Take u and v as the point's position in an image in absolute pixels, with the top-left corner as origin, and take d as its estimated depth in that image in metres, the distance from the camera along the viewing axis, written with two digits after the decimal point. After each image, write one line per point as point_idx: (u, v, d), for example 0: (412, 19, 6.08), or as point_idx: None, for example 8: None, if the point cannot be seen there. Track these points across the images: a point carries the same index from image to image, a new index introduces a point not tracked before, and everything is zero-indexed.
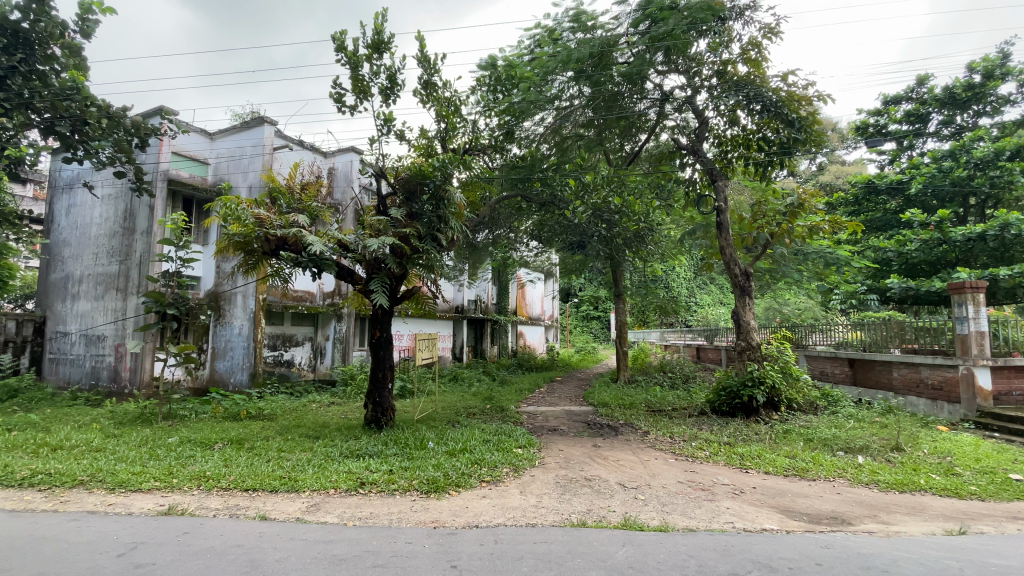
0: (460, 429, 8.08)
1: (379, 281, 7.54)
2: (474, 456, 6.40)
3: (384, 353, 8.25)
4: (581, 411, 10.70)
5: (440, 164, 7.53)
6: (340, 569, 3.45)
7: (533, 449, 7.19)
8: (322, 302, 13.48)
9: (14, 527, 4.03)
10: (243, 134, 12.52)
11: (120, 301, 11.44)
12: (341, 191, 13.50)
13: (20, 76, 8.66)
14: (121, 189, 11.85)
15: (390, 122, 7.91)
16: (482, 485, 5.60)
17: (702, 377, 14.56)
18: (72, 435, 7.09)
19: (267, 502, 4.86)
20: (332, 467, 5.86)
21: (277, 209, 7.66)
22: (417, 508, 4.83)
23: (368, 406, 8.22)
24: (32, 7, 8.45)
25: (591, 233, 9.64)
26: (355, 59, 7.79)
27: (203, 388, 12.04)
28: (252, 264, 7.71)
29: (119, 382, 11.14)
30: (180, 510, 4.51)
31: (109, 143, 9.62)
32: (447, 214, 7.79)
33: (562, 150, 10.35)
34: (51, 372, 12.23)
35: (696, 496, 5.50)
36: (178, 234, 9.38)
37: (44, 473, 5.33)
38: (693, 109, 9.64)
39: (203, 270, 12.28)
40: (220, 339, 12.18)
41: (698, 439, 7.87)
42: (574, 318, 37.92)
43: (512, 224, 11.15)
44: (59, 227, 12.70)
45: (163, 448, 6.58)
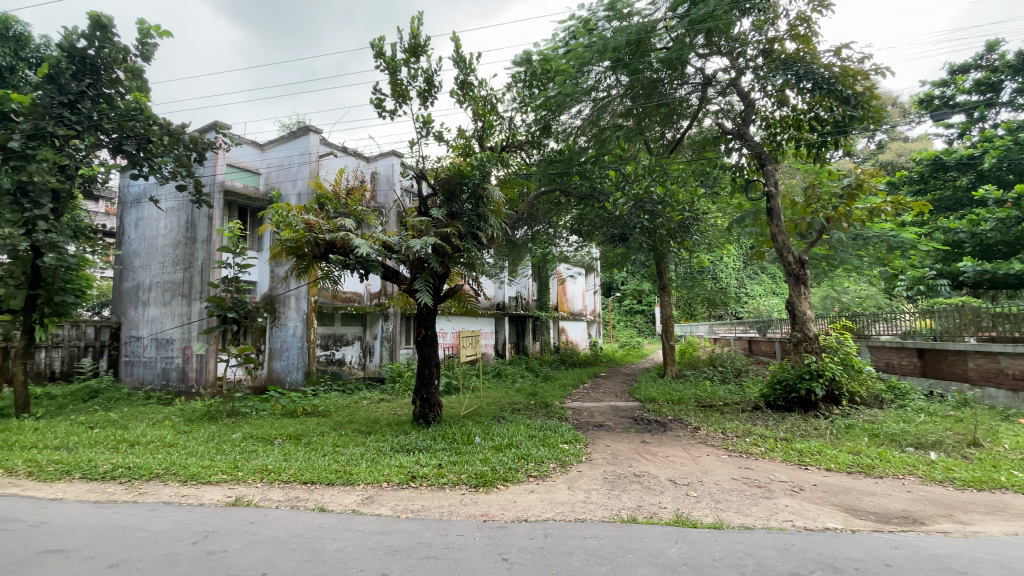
0: (505, 424, 8.15)
1: (422, 281, 7.70)
2: (520, 451, 6.43)
3: (429, 351, 8.42)
4: (627, 407, 10.54)
5: (479, 163, 7.65)
6: (395, 560, 3.54)
7: (579, 445, 7.15)
8: (369, 302, 13.89)
9: (101, 516, 4.39)
10: (290, 144, 13.05)
11: (185, 305, 12.20)
12: (384, 194, 13.86)
13: (89, 100, 9.35)
14: (183, 202, 12.62)
15: (428, 124, 8.05)
16: (530, 479, 5.63)
17: (756, 371, 14.01)
18: (148, 432, 7.64)
19: (324, 494, 5.07)
20: (384, 461, 6.05)
21: (325, 215, 7.96)
22: (467, 501, 4.91)
23: (416, 402, 8.41)
24: (97, 35, 9.12)
25: (634, 224, 9.45)
26: (393, 64, 7.96)
27: (263, 386, 12.66)
28: (304, 268, 8.05)
29: (187, 382, 11.90)
30: (245, 501, 4.78)
31: (171, 159, 10.33)
32: (487, 212, 7.88)
33: (601, 141, 10.08)
34: (126, 373, 13.16)
35: (752, 493, 5.31)
36: (234, 242, 9.91)
37: (124, 467, 5.77)
38: (738, 91, 9.28)
39: (259, 275, 12.91)
40: (276, 340, 12.76)
41: (752, 435, 7.57)
42: (617, 313, 37.44)
43: (551, 219, 11.08)
44: (130, 239, 13.67)
45: (227, 443, 6.98)
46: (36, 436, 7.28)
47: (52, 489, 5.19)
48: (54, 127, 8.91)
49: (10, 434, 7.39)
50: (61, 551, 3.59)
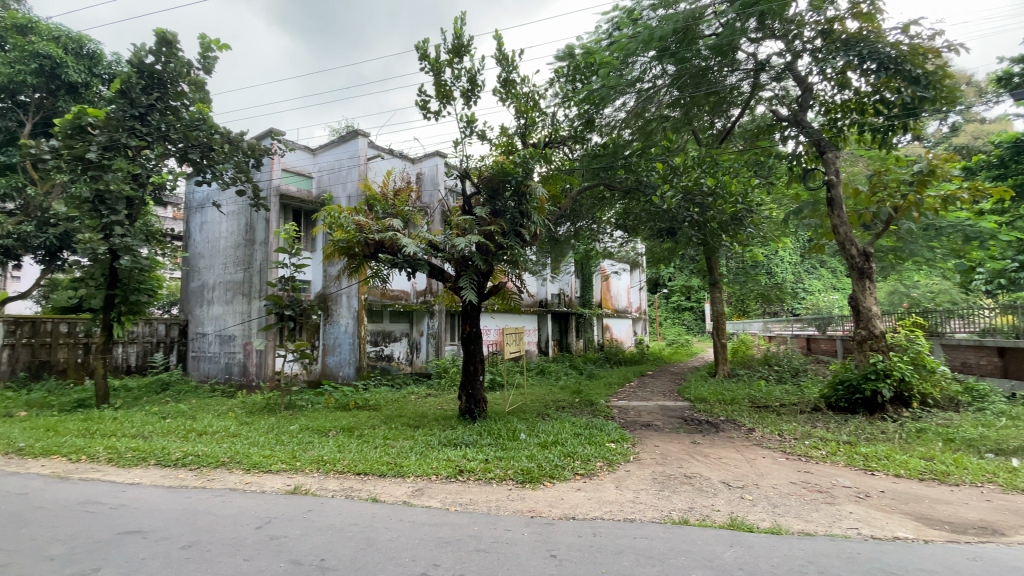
0: (550, 422, 8.11)
1: (467, 278, 7.79)
2: (566, 449, 6.39)
3: (474, 348, 8.50)
4: (676, 406, 10.26)
5: (522, 160, 7.64)
6: (445, 551, 3.60)
7: (627, 444, 7.03)
8: (415, 300, 14.23)
9: (174, 500, 4.72)
10: (340, 148, 13.50)
11: (245, 304, 12.90)
12: (428, 194, 14.12)
13: (158, 112, 10.07)
14: (242, 206, 13.33)
15: (471, 123, 8.14)
16: (576, 477, 5.59)
17: (814, 370, 13.35)
18: (213, 422, 8.13)
19: (376, 485, 5.23)
20: (432, 454, 6.17)
21: (374, 216, 8.18)
22: (514, 497, 4.93)
23: (461, 398, 8.51)
24: (163, 50, 9.74)
25: (683, 218, 8.83)
26: (437, 65, 8.08)
27: (317, 380, 13.22)
28: (355, 267, 8.30)
29: (248, 376, 12.57)
30: (303, 490, 5.00)
31: (231, 165, 10.92)
32: (530, 209, 7.86)
33: (646, 134, 9.92)
34: (193, 367, 14.04)
35: (812, 498, 5.05)
36: (290, 243, 10.36)
37: (193, 455, 6.17)
38: (794, 76, 8.83)
39: (313, 275, 13.46)
40: (329, 336, 13.28)
41: (812, 438, 7.21)
42: (664, 310, 36.68)
43: (594, 214, 10.96)
44: (195, 242, 14.58)
45: (285, 434, 7.32)
46: (116, 424, 7.89)
47: (132, 474, 5.62)
48: (127, 138, 9.66)
49: (94, 422, 8.04)
50: (140, 532, 3.88)
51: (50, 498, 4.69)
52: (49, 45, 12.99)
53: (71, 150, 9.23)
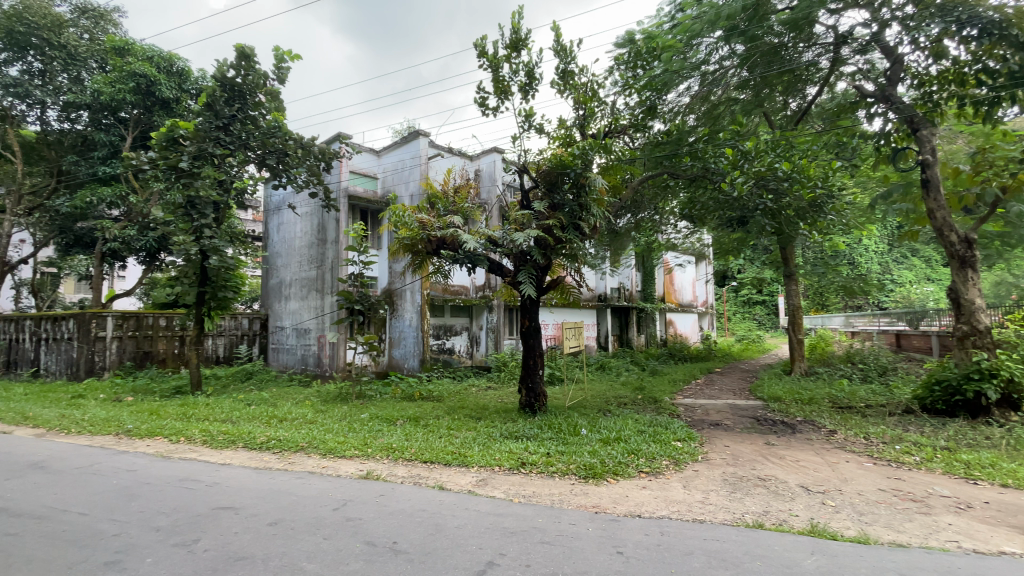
0: (612, 418, 7.99)
1: (526, 273, 7.82)
2: (630, 446, 6.27)
3: (533, 342, 8.51)
4: (748, 406, 9.77)
5: (581, 152, 7.53)
6: (511, 541, 3.65)
7: (694, 443, 6.79)
8: (475, 295, 14.50)
9: (261, 481, 5.11)
10: (402, 148, 13.94)
11: (318, 299, 13.68)
12: (486, 190, 14.28)
13: (239, 122, 10.84)
14: (314, 207, 14.13)
15: (530, 117, 8.13)
16: (641, 475, 5.47)
17: (905, 369, 12.25)
18: (292, 410, 8.71)
19: (442, 474, 5.39)
20: (495, 446, 6.26)
21: (436, 213, 8.38)
22: (577, 492, 4.91)
23: (522, 391, 8.55)
24: (243, 64, 10.41)
25: (755, 207, 8.18)
26: (495, 61, 8.13)
27: (384, 371, 13.79)
28: (418, 264, 8.55)
29: (322, 366, 13.35)
30: (375, 475, 5.25)
31: (304, 169, 11.56)
32: (589, 201, 7.73)
33: (713, 118, 9.39)
34: (273, 358, 15.08)
35: (905, 507, 4.63)
36: (358, 241, 10.85)
37: (276, 439, 6.64)
38: (880, 47, 8.09)
39: (379, 271, 14.04)
40: (394, 329, 13.80)
41: (903, 442, 6.61)
42: (732, 304, 35.06)
43: (656, 205, 10.64)
44: (273, 242, 15.63)
45: (357, 422, 7.71)
46: (209, 410, 8.66)
47: (223, 455, 6.14)
48: (213, 147, 10.51)
49: (189, 408, 8.87)
50: (233, 508, 4.23)
51: (157, 475, 5.22)
52: (145, 65, 14.37)
53: (166, 160, 10.16)
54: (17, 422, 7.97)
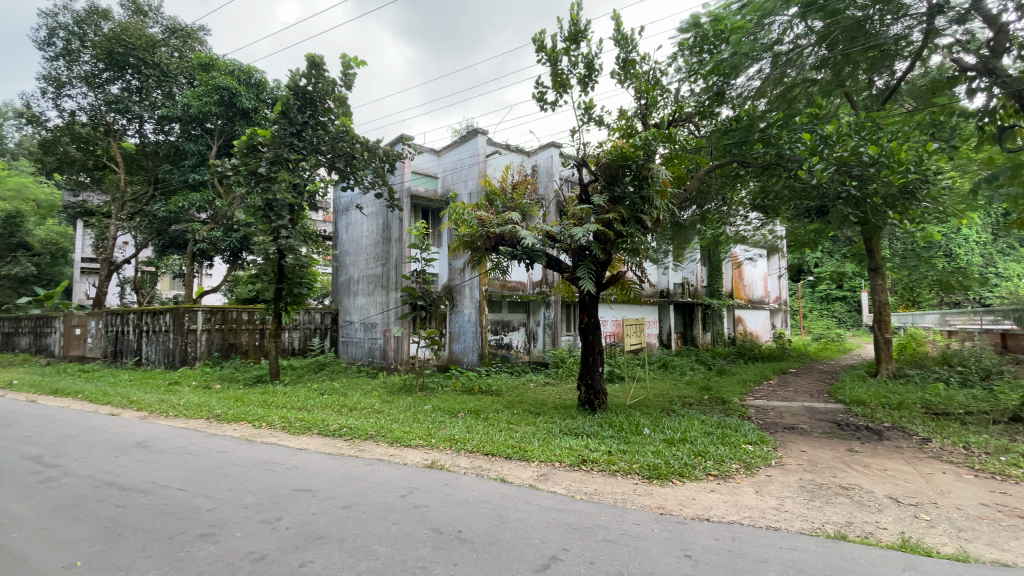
0: (676, 418, 7.73)
1: (585, 268, 7.71)
2: (696, 447, 6.03)
3: (593, 338, 8.39)
4: (827, 409, 9.12)
5: (643, 143, 7.32)
6: (575, 537, 3.62)
7: (766, 447, 6.43)
8: (532, 291, 14.53)
9: (335, 465, 5.41)
10: (462, 147, 14.18)
11: (384, 295, 14.24)
12: (544, 185, 14.21)
13: (311, 128, 11.44)
14: (379, 207, 14.70)
15: (589, 110, 7.98)
16: (709, 478, 5.25)
17: (1015, 373, 10.96)
18: (361, 399, 9.15)
19: (504, 467, 5.45)
20: (555, 442, 6.24)
21: (494, 210, 8.44)
22: (641, 492, 4.79)
23: (581, 388, 8.44)
24: (313, 72, 10.96)
25: (836, 195, 7.57)
26: (554, 55, 8.05)
27: (445, 365, 14.13)
28: (477, 261, 8.66)
29: (387, 359, 13.92)
30: (439, 465, 5.40)
31: (370, 171, 12.09)
32: (651, 193, 7.48)
33: (788, 101, 8.86)
34: (343, 351, 15.90)
35: (1014, 525, 4.15)
36: (420, 239, 11.16)
37: (347, 427, 7.01)
38: (982, 15, 7.25)
39: (440, 268, 14.38)
40: (454, 324, 14.11)
41: (1011, 453, 5.92)
42: (808, 301, 32.89)
43: (724, 194, 10.17)
44: (342, 241, 16.47)
45: (420, 413, 7.97)
46: (286, 398, 9.29)
47: (300, 441, 6.55)
48: (288, 152, 11.17)
49: (269, 395, 9.55)
50: (309, 491, 4.49)
51: (242, 457, 5.66)
52: (227, 79, 15.52)
53: (246, 166, 10.92)
54: (125, 405, 8.92)
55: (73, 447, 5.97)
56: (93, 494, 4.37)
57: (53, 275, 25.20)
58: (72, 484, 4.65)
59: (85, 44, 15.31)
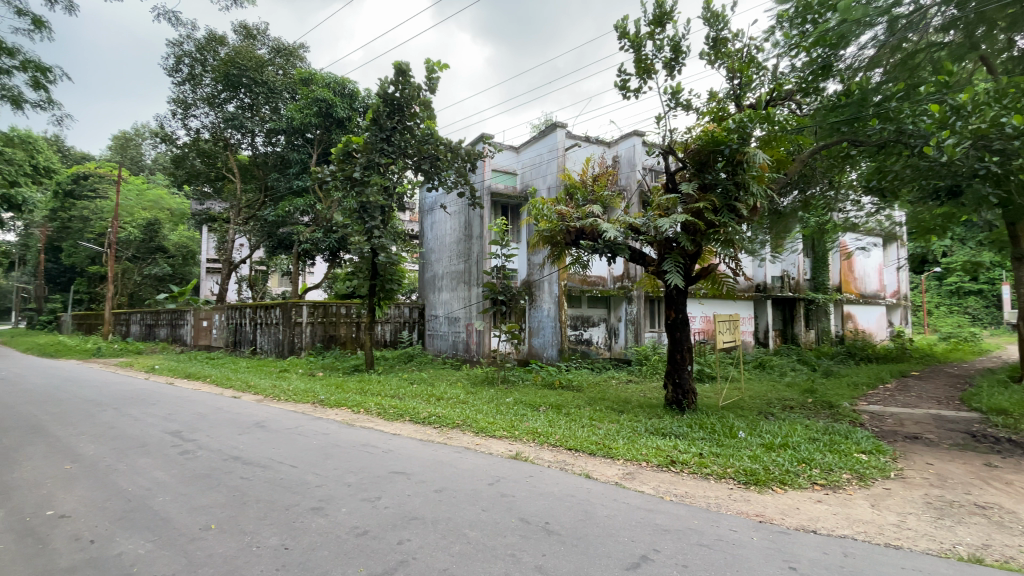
0: (775, 421, 7.18)
1: (672, 261, 7.38)
2: (800, 454, 5.57)
3: (681, 335, 8.03)
4: (959, 418, 8.03)
5: (737, 125, 6.82)
6: (665, 539, 3.50)
7: (883, 457, 5.77)
8: (613, 285, 14.27)
9: (426, 451, 5.68)
10: (541, 142, 14.18)
11: (466, 290, 14.69)
12: (626, 176, 13.83)
13: (399, 132, 12.03)
14: (462, 205, 15.12)
15: (676, 95, 7.61)
16: (815, 487, 4.83)
17: None
18: (447, 390, 9.53)
19: (588, 463, 5.40)
20: (641, 441, 6.08)
21: (574, 204, 8.33)
22: (737, 497, 4.52)
23: (667, 387, 8.11)
24: (401, 80, 11.50)
25: (970, 173, 6.71)
26: (638, 40, 7.78)
27: (525, 359, 14.27)
28: (557, 256, 8.60)
29: (470, 352, 14.35)
30: (523, 457, 5.49)
31: (453, 171, 12.49)
32: (747, 178, 7.00)
33: (909, 70, 7.87)
34: (429, 343, 16.62)
35: None
36: (500, 235, 11.30)
37: (435, 415, 7.34)
38: None
39: (519, 264, 14.53)
40: (534, 319, 14.20)
41: None
42: (933, 296, 29.09)
43: (831, 176, 9.27)
44: (428, 239, 17.20)
45: (503, 405, 8.14)
46: (380, 386, 9.94)
47: (394, 426, 6.96)
48: (379, 157, 11.86)
49: (365, 383, 10.27)
50: (404, 474, 4.76)
51: (342, 439, 6.13)
52: (324, 91, 16.75)
53: (343, 172, 11.78)
54: (245, 389, 10.02)
55: (206, 425, 6.83)
56: (223, 466, 4.97)
57: (185, 275, 28.72)
58: (205, 456, 5.32)
59: (206, 69, 17.35)
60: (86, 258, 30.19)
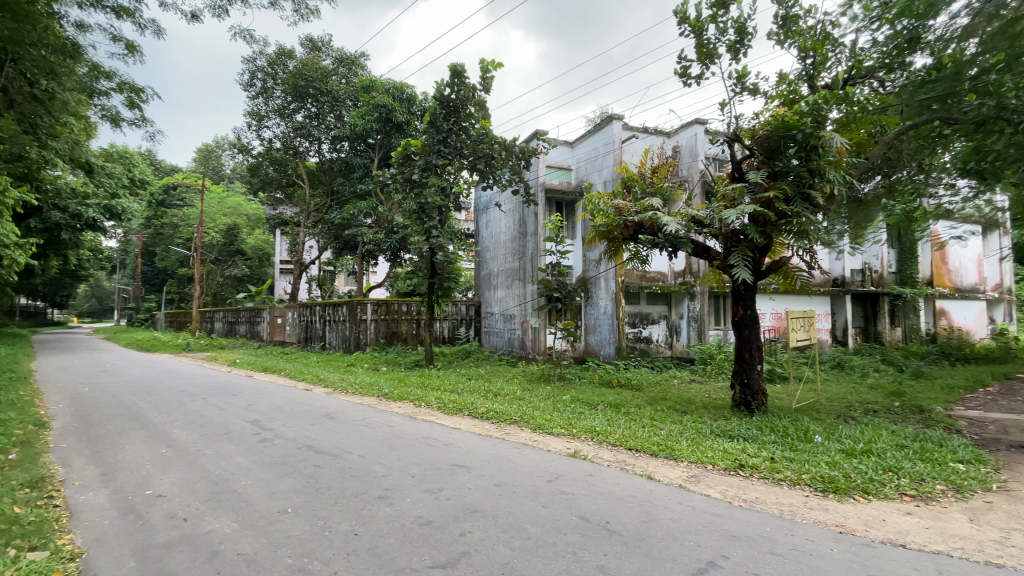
0: (856, 426, 6.66)
1: (739, 255, 7.02)
2: (886, 462, 5.13)
3: (749, 333, 7.62)
4: None
5: (811, 108, 6.38)
6: (735, 545, 3.34)
7: (985, 468, 5.20)
8: (674, 281, 13.83)
9: (485, 446, 5.76)
10: (596, 136, 13.93)
11: (522, 287, 14.75)
12: (687, 166, 13.33)
13: (455, 134, 12.24)
14: (516, 203, 15.17)
15: (742, 79, 7.20)
16: (903, 498, 4.43)
17: None
18: (504, 386, 9.62)
19: (650, 464, 5.26)
20: (706, 443, 5.83)
21: (632, 197, 8.12)
22: (813, 505, 4.24)
23: (735, 387, 7.73)
24: (456, 81, 11.69)
25: None
26: (699, 25, 7.45)
27: (582, 357, 14.13)
28: (614, 251, 8.42)
29: (526, 349, 14.40)
30: (582, 455, 5.43)
31: (508, 169, 12.55)
32: (823, 164, 6.53)
33: None
34: (485, 339, 16.84)
35: None
36: (555, 232, 11.21)
37: (493, 411, 7.42)
38: None
39: (575, 260, 14.37)
40: (590, 317, 14.02)
41: None
42: None
43: (920, 159, 8.46)
44: (483, 237, 17.42)
45: (560, 403, 8.09)
46: (440, 381, 10.21)
47: (453, 420, 7.11)
48: (437, 158, 12.13)
49: (425, 378, 10.58)
50: (464, 467, 4.85)
51: (404, 431, 6.35)
52: (384, 97, 17.36)
53: (403, 175, 12.16)
54: (315, 382, 10.64)
55: (282, 415, 7.31)
56: (298, 454, 5.29)
57: (261, 275, 30.72)
58: (282, 444, 5.69)
59: (277, 82, 18.50)
60: (176, 261, 33.13)
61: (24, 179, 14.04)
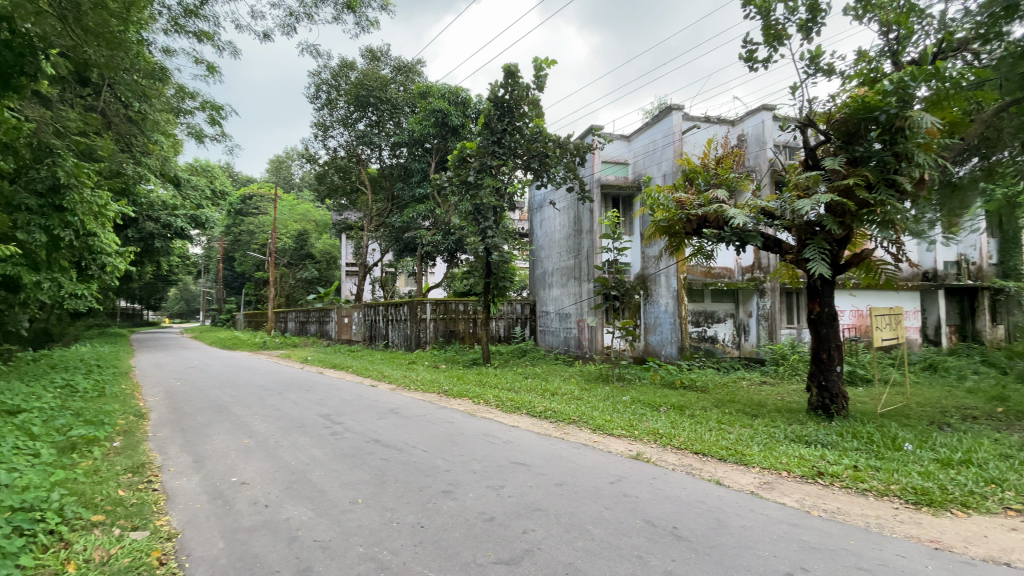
0: (953, 434, 6.04)
1: (815, 248, 6.57)
2: (988, 473, 4.61)
3: (826, 332, 7.12)
4: None
5: (896, 86, 5.84)
6: (815, 558, 3.13)
7: None
8: (741, 277, 13.15)
9: (545, 444, 5.76)
10: (654, 128, 13.53)
11: (577, 286, 14.60)
12: (754, 156, 12.65)
13: (509, 134, 12.30)
14: (571, 201, 15.04)
15: (815, 59, 6.74)
16: (1012, 513, 3.96)
17: None
18: (562, 386, 9.57)
19: (718, 468, 5.03)
20: (780, 448, 5.51)
21: (694, 189, 7.80)
22: (903, 518, 3.89)
23: (811, 390, 7.24)
24: (510, 82, 11.74)
25: None
26: (765, 5, 7.05)
27: (641, 357, 13.79)
28: (675, 247, 8.13)
29: (582, 348, 14.25)
30: (645, 457, 5.29)
31: (563, 166, 12.47)
32: (911, 146, 5.98)
33: None
34: (541, 338, 16.82)
35: None
36: (611, 229, 11.00)
37: (552, 410, 7.41)
38: None
39: (633, 258, 14.04)
40: (650, 315, 13.65)
41: None
42: None
43: None
44: (538, 236, 17.41)
45: (620, 403, 7.94)
46: (497, 379, 10.33)
47: (512, 419, 7.16)
48: (491, 159, 12.26)
49: (483, 376, 10.73)
50: (525, 465, 4.87)
51: (464, 428, 6.46)
52: (440, 102, 17.68)
53: (458, 177, 12.39)
54: (380, 379, 11.09)
55: (350, 410, 7.67)
56: (366, 447, 5.53)
57: (331, 275, 32.57)
58: (351, 438, 5.96)
59: (340, 93, 19.40)
60: (252, 265, 35.63)
61: (123, 194, 15.61)
